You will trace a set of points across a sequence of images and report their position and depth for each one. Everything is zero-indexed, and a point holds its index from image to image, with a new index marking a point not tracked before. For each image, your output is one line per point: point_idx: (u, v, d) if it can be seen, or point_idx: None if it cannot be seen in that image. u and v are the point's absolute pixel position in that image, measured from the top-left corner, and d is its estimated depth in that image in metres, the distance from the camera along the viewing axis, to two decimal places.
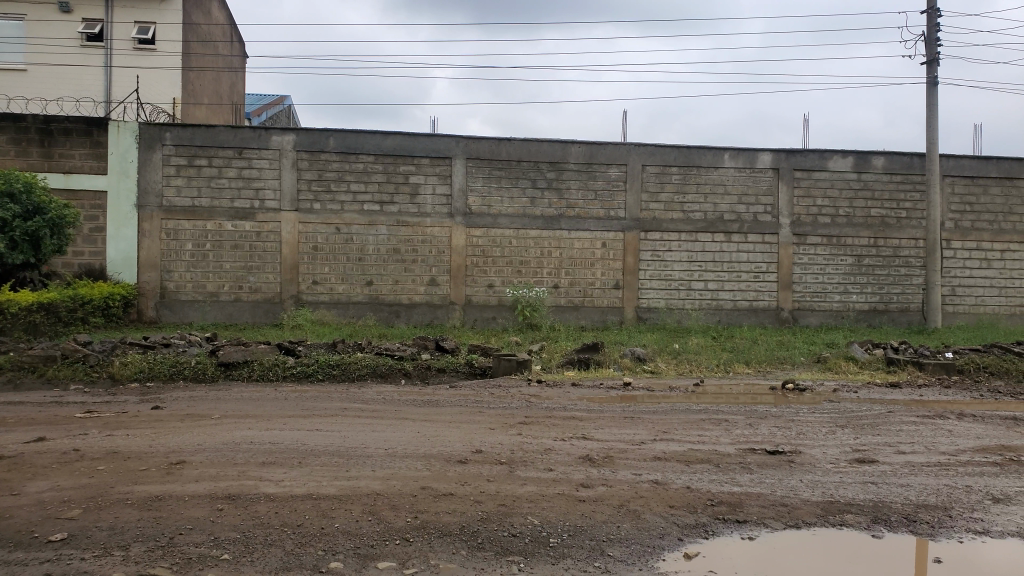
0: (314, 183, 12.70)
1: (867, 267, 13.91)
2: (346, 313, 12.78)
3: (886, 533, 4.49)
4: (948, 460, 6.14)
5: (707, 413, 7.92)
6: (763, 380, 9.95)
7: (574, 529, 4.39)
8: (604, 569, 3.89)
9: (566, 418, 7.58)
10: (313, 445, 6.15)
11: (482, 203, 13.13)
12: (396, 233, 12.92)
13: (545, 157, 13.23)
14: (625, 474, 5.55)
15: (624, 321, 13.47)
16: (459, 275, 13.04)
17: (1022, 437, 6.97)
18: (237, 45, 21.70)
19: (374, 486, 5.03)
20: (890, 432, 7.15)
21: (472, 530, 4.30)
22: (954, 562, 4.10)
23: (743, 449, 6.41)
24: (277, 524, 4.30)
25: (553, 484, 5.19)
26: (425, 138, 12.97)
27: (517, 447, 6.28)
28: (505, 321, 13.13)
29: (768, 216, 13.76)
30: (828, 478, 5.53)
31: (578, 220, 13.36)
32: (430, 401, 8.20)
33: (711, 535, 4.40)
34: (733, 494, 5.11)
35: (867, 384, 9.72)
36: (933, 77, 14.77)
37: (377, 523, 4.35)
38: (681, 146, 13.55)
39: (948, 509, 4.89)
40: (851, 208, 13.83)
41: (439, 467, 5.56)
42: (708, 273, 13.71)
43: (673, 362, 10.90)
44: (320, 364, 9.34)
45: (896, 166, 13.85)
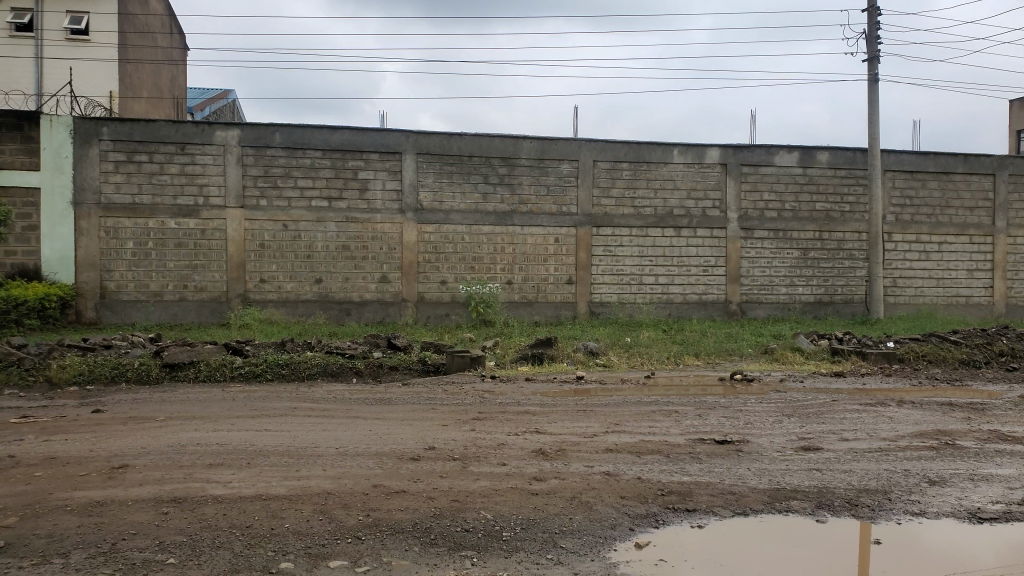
0: (260, 179, 12.50)
1: (812, 259, 14.29)
2: (295, 311, 12.60)
3: (830, 518, 4.63)
4: (888, 445, 6.37)
5: (658, 405, 8.06)
6: (712, 372, 10.17)
7: (527, 522, 4.42)
8: (556, 561, 3.93)
9: (520, 412, 7.64)
10: (262, 446, 6.06)
11: (433, 199, 13.06)
12: (345, 230, 12.79)
13: (497, 152, 13.24)
14: (578, 466, 5.62)
15: (577, 315, 13.57)
16: (411, 272, 12.96)
17: (956, 421, 7.27)
18: (178, 36, 21.16)
19: (325, 485, 4.99)
20: (834, 419, 7.38)
21: (424, 528, 4.29)
22: (894, 542, 4.26)
23: (692, 440, 6.53)
24: (225, 526, 4.23)
25: (506, 478, 5.23)
26: (374, 133, 12.85)
27: (470, 442, 6.30)
28: (459, 318, 13.10)
29: (716, 211, 14.01)
30: (774, 466, 5.68)
31: (531, 216, 13.41)
32: (382, 400, 8.15)
33: (661, 525, 4.48)
34: (683, 483, 5.22)
35: (813, 374, 10.01)
36: (874, 74, 15.21)
37: (329, 522, 4.32)
38: (631, 142, 13.69)
39: (888, 492, 5.06)
40: (796, 202, 14.18)
41: (392, 464, 5.56)
42: (659, 267, 13.88)
43: (626, 355, 11.03)
44: (269, 364, 9.21)
45: (839, 162, 14.25)
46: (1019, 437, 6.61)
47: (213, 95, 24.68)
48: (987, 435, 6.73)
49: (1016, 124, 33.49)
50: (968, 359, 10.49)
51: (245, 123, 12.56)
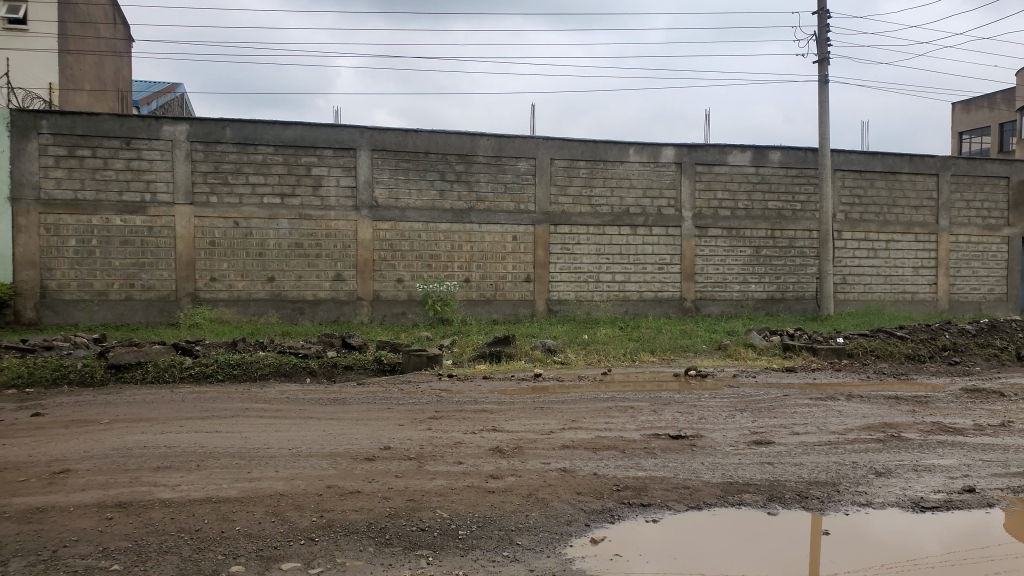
0: (210, 175, 12.24)
1: (764, 257, 14.55)
2: (247, 310, 12.37)
3: (781, 510, 4.71)
4: (837, 438, 6.51)
5: (614, 401, 8.12)
6: (667, 368, 10.29)
7: (483, 520, 4.40)
8: (512, 558, 3.92)
9: (477, 410, 7.61)
10: (212, 448, 5.92)
11: (389, 196, 12.93)
12: (299, 228, 12.59)
13: (453, 150, 13.18)
14: (534, 463, 5.62)
15: (535, 313, 13.59)
16: (366, 270, 12.82)
17: (902, 414, 7.48)
18: (123, 28, 20.59)
19: (277, 486, 4.90)
20: (786, 413, 7.52)
21: (378, 528, 4.24)
22: (843, 532, 4.34)
23: (647, 435, 6.59)
24: (172, 530, 4.12)
25: (462, 477, 5.20)
26: (328, 129, 12.67)
27: (425, 442, 6.25)
28: (415, 316, 13.01)
29: (672, 209, 14.17)
30: (727, 460, 5.76)
31: (488, 214, 13.38)
32: (336, 400, 8.04)
33: (617, 520, 4.50)
34: (638, 478, 5.25)
35: (765, 369, 10.20)
36: (824, 75, 15.55)
37: (281, 524, 4.24)
38: (588, 140, 13.76)
39: (836, 484, 5.18)
40: (749, 200, 14.43)
41: (346, 465, 5.48)
42: (616, 265, 13.97)
43: (582, 352, 11.07)
44: (220, 364, 9.02)
45: (790, 161, 14.55)
46: (961, 428, 6.83)
47: (160, 89, 24.14)
48: (931, 426, 6.94)
49: (958, 125, 34.61)
50: (914, 354, 10.80)
51: (194, 117, 12.28)
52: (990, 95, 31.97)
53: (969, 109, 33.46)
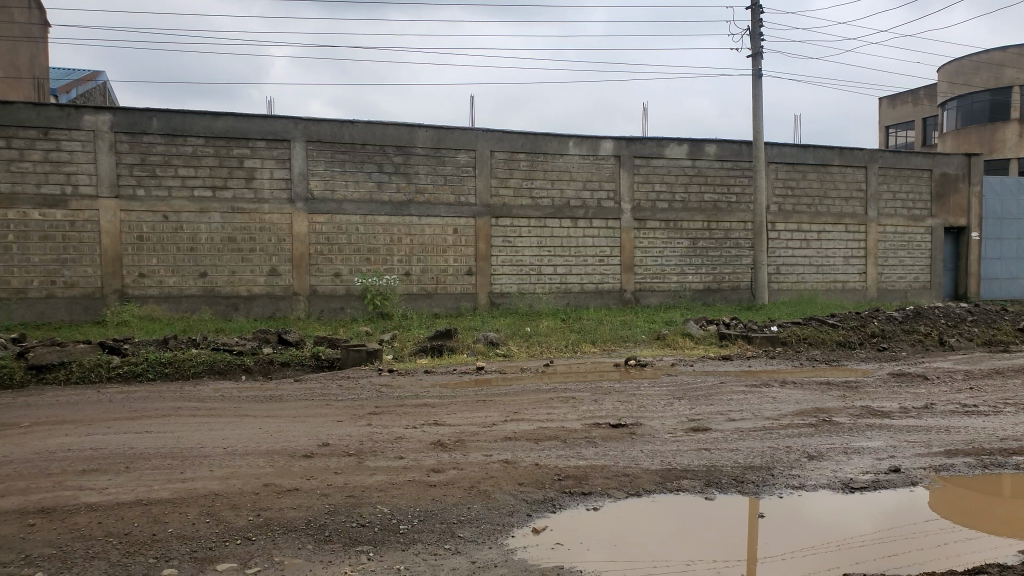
0: (136, 167, 11.82)
1: (701, 248, 14.84)
2: (178, 307, 12.01)
3: (718, 495, 4.80)
4: (771, 423, 6.69)
5: (556, 391, 8.18)
6: (607, 359, 10.41)
7: (425, 513, 4.37)
8: (454, 550, 3.90)
9: (417, 405, 7.56)
10: (142, 449, 5.73)
11: (325, 188, 12.70)
12: (231, 221, 12.27)
13: (391, 141, 13.01)
14: (476, 455, 5.62)
15: (477, 307, 13.56)
16: (303, 264, 12.57)
17: (832, 399, 7.73)
18: (40, 12, 19.70)
19: (211, 486, 4.77)
20: (722, 400, 7.70)
21: (317, 524, 4.17)
22: (777, 515, 4.46)
23: (588, 424, 6.66)
24: (99, 534, 3.96)
25: (403, 472, 5.15)
26: (260, 120, 12.37)
27: (365, 437, 6.17)
28: (354, 311, 12.81)
29: (611, 202, 14.31)
30: (666, 447, 5.86)
31: (428, 206, 13.28)
32: (274, 397, 7.88)
33: (558, 509, 4.53)
34: (579, 467, 5.30)
35: (702, 358, 10.41)
36: (758, 69, 15.90)
37: (216, 525, 4.12)
38: (528, 133, 13.78)
39: (770, 468, 5.31)
40: (686, 193, 14.70)
41: (283, 462, 5.37)
42: (557, 257, 14.04)
43: (525, 345, 11.10)
44: (150, 363, 8.72)
45: (725, 154, 14.88)
46: (887, 411, 7.10)
47: (82, 77, 23.22)
48: (860, 410, 7.20)
49: (885, 120, 35.89)
50: (845, 341, 11.17)
51: (118, 107, 11.83)
52: (914, 90, 33.28)
53: (895, 104, 34.72)
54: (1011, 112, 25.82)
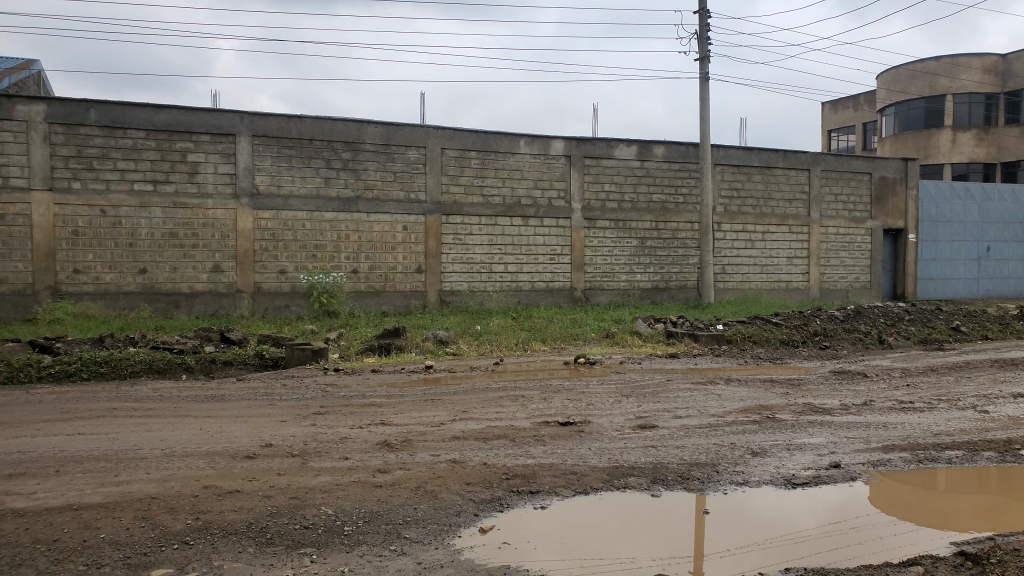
0: (72, 160, 11.41)
1: (650, 248, 15.01)
2: (115, 304, 11.62)
3: (664, 492, 4.84)
4: (717, 421, 6.79)
5: (505, 390, 8.16)
6: (557, 357, 10.45)
7: (370, 514, 4.30)
8: (400, 552, 3.83)
9: (364, 404, 7.45)
10: (73, 451, 5.51)
11: (271, 183, 12.43)
12: (173, 216, 11.93)
13: (340, 137, 12.80)
14: (424, 455, 5.56)
15: (426, 305, 13.45)
16: (247, 261, 12.28)
17: (776, 396, 7.89)
18: None
19: (148, 489, 4.61)
20: (670, 398, 7.79)
21: (259, 527, 4.06)
22: (722, 511, 4.51)
23: (537, 423, 6.65)
24: (26, 541, 3.79)
25: (349, 472, 5.06)
26: (204, 113, 12.05)
27: (310, 437, 6.06)
28: (299, 309, 12.57)
29: (562, 201, 14.37)
30: (613, 445, 5.89)
31: (376, 203, 13.11)
32: (215, 397, 7.67)
33: (506, 508, 4.50)
34: (527, 466, 5.28)
35: (650, 356, 10.51)
36: (705, 72, 16.15)
37: (152, 529, 3.98)
38: (479, 131, 13.73)
39: (715, 465, 5.38)
40: (635, 193, 14.85)
41: (224, 464, 5.22)
42: (507, 256, 14.03)
43: (475, 343, 11.05)
44: (85, 362, 8.41)
45: (674, 155, 15.08)
46: (828, 408, 7.27)
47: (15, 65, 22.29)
48: (802, 407, 7.35)
49: (828, 124, 36.82)
50: (788, 340, 11.41)
51: (53, 97, 11.39)
52: (855, 95, 34.27)
53: (837, 108, 35.69)
54: (945, 119, 27.00)
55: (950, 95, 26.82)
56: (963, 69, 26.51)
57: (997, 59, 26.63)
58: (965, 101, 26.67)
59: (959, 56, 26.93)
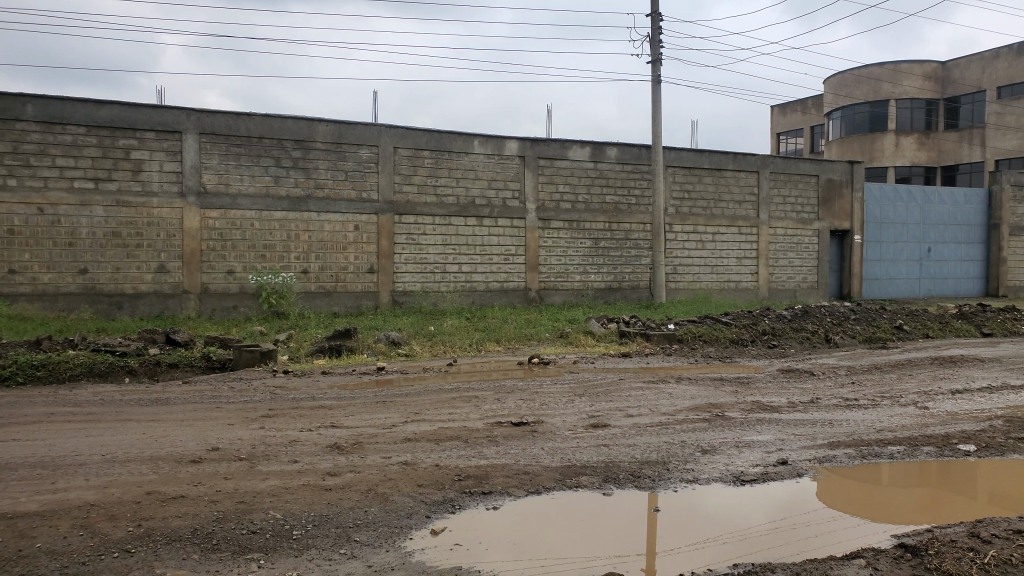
0: (8, 156, 11.02)
1: (603, 249, 15.13)
2: (54, 305, 11.27)
3: (615, 490, 4.88)
4: (667, 419, 6.87)
5: (458, 391, 8.13)
6: (511, 357, 10.46)
7: (320, 518, 4.23)
8: (350, 555, 3.78)
9: (314, 407, 7.34)
10: (7, 458, 5.32)
11: (219, 181, 12.17)
12: (115, 215, 11.60)
13: (290, 135, 12.61)
14: (375, 458, 5.50)
15: (379, 305, 13.33)
16: (194, 261, 12.01)
17: (725, 394, 8.02)
18: None
19: (87, 496, 4.47)
20: (622, 397, 7.86)
21: (204, 533, 3.97)
22: (671, 510, 4.55)
23: (490, 423, 6.64)
24: None
25: (298, 476, 4.98)
26: (148, 109, 11.75)
27: (258, 441, 5.95)
28: (248, 310, 12.34)
29: (516, 201, 14.39)
30: (566, 444, 5.91)
31: (327, 202, 12.94)
32: (159, 400, 7.48)
33: (457, 509, 4.48)
34: (479, 468, 5.26)
35: (603, 355, 10.58)
36: (657, 75, 16.35)
37: (90, 538, 3.85)
38: (432, 130, 13.66)
39: (666, 463, 5.44)
40: (588, 194, 14.96)
41: (167, 469, 5.09)
42: (461, 256, 13.99)
43: (428, 344, 11.00)
44: (21, 365, 8.13)
45: (626, 157, 15.24)
46: (776, 406, 7.42)
47: None
48: (750, 405, 7.49)
49: (777, 127, 37.58)
50: (737, 338, 11.62)
51: None
52: (803, 99, 35.09)
53: (785, 111, 36.44)
54: (889, 123, 27.80)
55: (894, 100, 27.61)
56: (906, 75, 27.65)
57: (936, 66, 27.87)
58: (907, 107, 27.75)
59: (901, 62, 27.82)
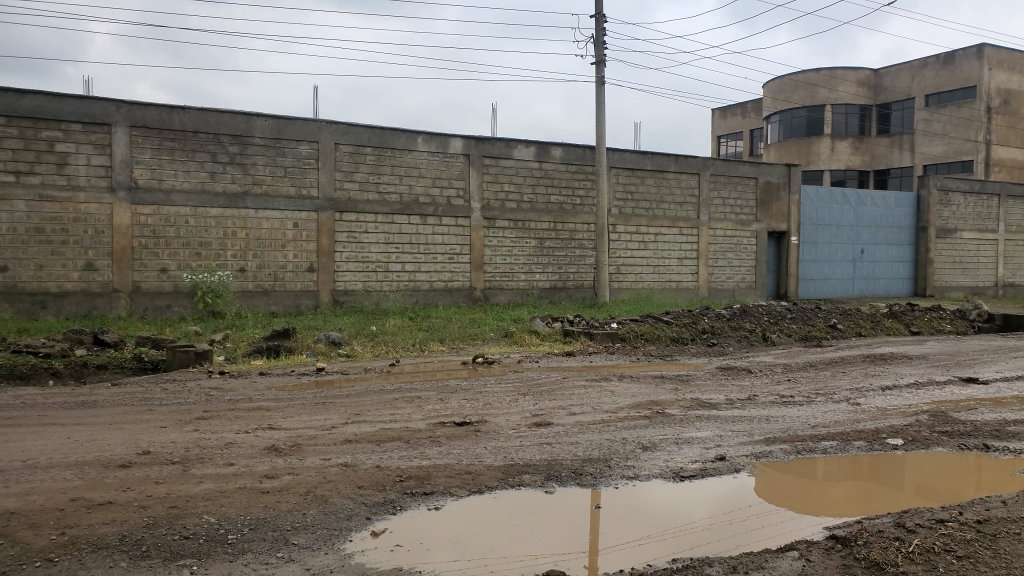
0: None
1: (548, 248, 15.18)
2: None
3: (558, 488, 4.88)
4: (609, 417, 6.91)
5: (401, 391, 8.03)
6: (455, 357, 10.40)
7: (256, 522, 4.11)
8: (288, 558, 3.68)
9: (251, 408, 7.14)
10: None
11: (151, 176, 11.78)
12: (39, 210, 11.12)
13: (227, 129, 12.27)
14: (314, 459, 5.38)
15: (319, 305, 13.09)
16: (124, 259, 11.60)
17: (665, 392, 8.12)
18: None
19: (7, 504, 4.24)
20: (565, 395, 7.88)
21: (134, 539, 3.81)
22: (613, 507, 4.57)
23: (432, 424, 6.57)
24: None
25: (233, 479, 4.83)
26: (75, 100, 11.29)
27: (191, 444, 5.75)
28: (182, 309, 11.96)
29: (460, 200, 14.32)
30: (509, 443, 5.90)
31: (266, 199, 12.64)
32: (86, 403, 7.18)
33: (398, 510, 4.41)
34: (421, 468, 5.20)
35: (547, 354, 10.61)
36: (601, 76, 16.49)
37: (10, 547, 3.66)
38: (375, 127, 13.48)
39: (608, 460, 5.47)
40: (534, 194, 14.99)
41: (94, 474, 4.87)
42: (405, 255, 13.84)
43: (370, 344, 10.85)
44: None
45: (571, 157, 15.33)
46: (715, 403, 7.55)
47: None
48: (691, 402, 7.59)
49: (717, 130, 38.37)
50: (679, 337, 11.81)
51: None
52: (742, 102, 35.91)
53: (726, 114, 37.21)
54: (825, 128, 28.65)
55: (829, 105, 28.49)
56: (840, 82, 28.57)
57: (869, 73, 28.89)
58: (842, 112, 28.63)
59: (836, 69, 28.72)
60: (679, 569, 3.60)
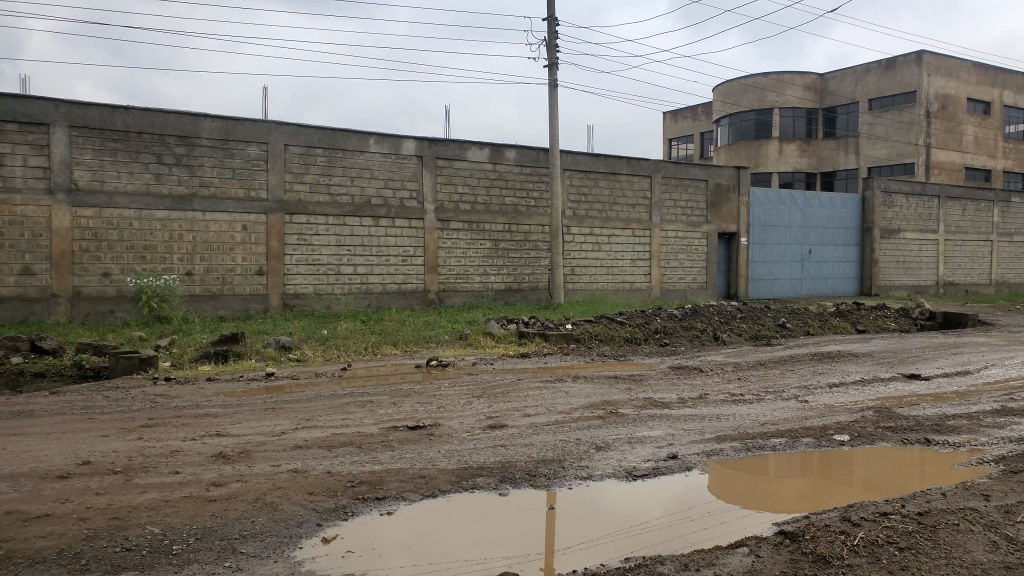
0: None
1: (502, 250, 15.19)
2: None
3: (511, 490, 4.88)
4: (564, 418, 6.94)
5: (354, 396, 7.94)
6: (409, 360, 10.33)
7: (202, 531, 4.02)
8: (235, 568, 3.60)
9: (198, 415, 6.98)
10: None
11: (92, 178, 11.45)
12: None
13: (173, 130, 12.00)
14: (263, 466, 5.28)
15: (269, 308, 12.86)
16: (63, 263, 11.26)
17: (619, 392, 8.20)
18: None
19: None
20: (520, 397, 7.87)
21: (72, 553, 3.68)
22: (567, 507, 4.59)
23: (385, 428, 6.51)
24: None
25: (178, 488, 4.71)
26: (11, 100, 10.92)
27: (135, 452, 5.60)
28: (126, 314, 11.62)
29: (413, 201, 14.23)
30: (463, 446, 5.87)
31: (213, 201, 12.38)
32: (23, 413, 6.92)
33: (350, 516, 4.35)
34: (373, 473, 5.15)
35: (502, 356, 10.61)
36: (553, 79, 16.60)
37: None
38: (326, 128, 13.32)
39: (561, 461, 5.49)
40: (487, 196, 14.99)
41: (31, 486, 4.71)
42: (357, 257, 13.70)
43: (321, 348, 10.69)
44: None
45: (525, 160, 15.35)
46: (667, 402, 7.65)
47: None
48: (644, 402, 7.67)
49: (670, 133, 38.93)
50: (632, 337, 11.94)
51: None
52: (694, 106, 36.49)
53: (678, 117, 37.76)
54: (773, 130, 29.28)
55: (777, 109, 29.12)
56: (788, 86, 29.24)
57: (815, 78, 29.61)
58: (790, 115, 29.29)
59: (783, 74, 29.38)
60: (631, 568, 3.62)
